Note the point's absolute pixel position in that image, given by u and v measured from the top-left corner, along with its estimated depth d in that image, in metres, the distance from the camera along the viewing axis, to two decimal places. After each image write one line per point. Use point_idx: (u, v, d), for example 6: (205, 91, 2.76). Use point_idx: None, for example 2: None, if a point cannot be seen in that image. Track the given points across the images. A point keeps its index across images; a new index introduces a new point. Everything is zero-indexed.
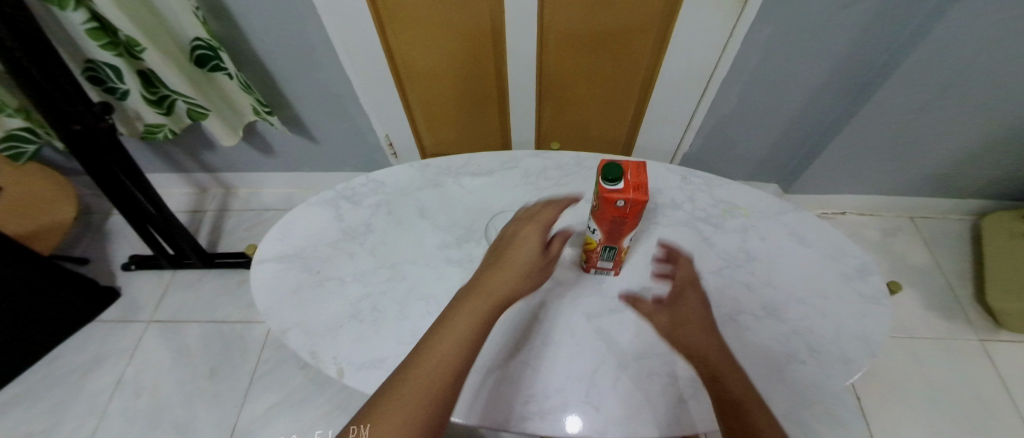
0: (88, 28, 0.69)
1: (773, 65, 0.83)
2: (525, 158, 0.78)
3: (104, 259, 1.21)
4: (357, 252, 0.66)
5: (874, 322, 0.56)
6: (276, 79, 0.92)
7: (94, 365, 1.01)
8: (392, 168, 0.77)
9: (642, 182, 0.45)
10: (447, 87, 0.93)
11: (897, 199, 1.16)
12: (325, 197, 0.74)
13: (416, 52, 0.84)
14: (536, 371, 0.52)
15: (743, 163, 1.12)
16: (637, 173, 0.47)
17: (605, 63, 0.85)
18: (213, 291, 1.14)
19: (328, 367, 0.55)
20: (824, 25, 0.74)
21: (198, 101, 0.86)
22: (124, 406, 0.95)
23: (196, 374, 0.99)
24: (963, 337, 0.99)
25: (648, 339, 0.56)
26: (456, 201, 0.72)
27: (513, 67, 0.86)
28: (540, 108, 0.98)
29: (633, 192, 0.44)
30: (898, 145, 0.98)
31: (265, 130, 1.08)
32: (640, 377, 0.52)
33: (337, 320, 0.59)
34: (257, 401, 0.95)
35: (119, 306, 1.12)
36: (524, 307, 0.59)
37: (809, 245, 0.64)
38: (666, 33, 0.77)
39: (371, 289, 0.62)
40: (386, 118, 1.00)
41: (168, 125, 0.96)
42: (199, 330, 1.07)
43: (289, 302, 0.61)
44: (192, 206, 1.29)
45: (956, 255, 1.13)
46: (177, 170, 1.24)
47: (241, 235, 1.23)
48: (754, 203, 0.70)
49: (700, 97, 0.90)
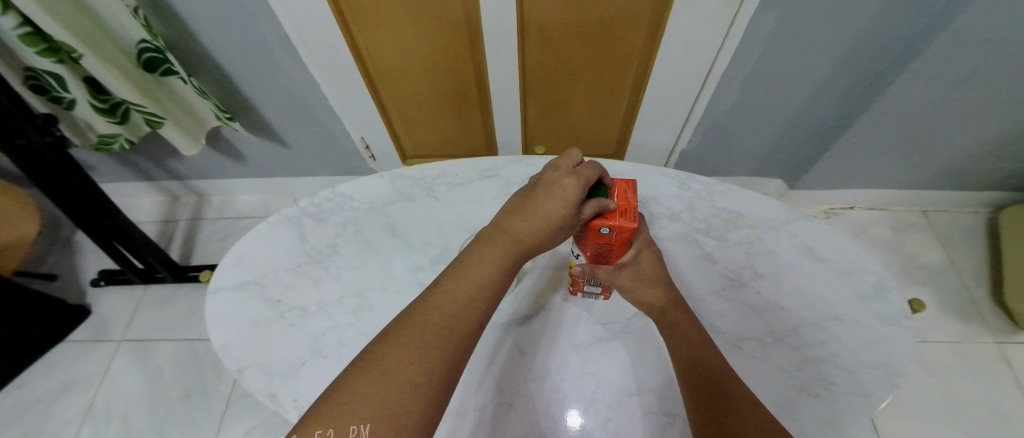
0: (20, 34, 0.61)
1: (779, 56, 0.75)
2: (507, 165, 0.71)
3: (73, 275, 1.15)
4: (322, 277, 0.60)
5: (896, 349, 0.50)
6: (236, 84, 0.84)
7: (65, 389, 0.97)
8: (361, 181, 0.71)
9: (632, 206, 0.39)
10: (423, 87, 0.85)
11: (910, 192, 1.09)
12: (288, 214, 0.68)
13: (385, 50, 0.76)
14: (519, 413, 0.47)
15: (744, 159, 1.05)
16: (627, 194, 0.41)
17: (595, 57, 0.77)
18: (188, 307, 1.09)
19: (288, 412, 0.50)
20: (837, 11, 0.66)
21: (151, 109, 0.78)
22: (96, 434, 0.91)
23: (170, 398, 0.95)
24: (978, 341, 0.93)
25: (643, 371, 0.50)
26: (431, 216, 0.66)
27: (493, 64, 0.78)
28: (526, 106, 0.91)
29: (620, 217, 0.38)
30: (914, 137, 0.90)
31: (232, 135, 1.01)
32: (633, 419, 0.46)
33: (298, 357, 0.53)
34: (234, 425, 0.90)
35: (89, 325, 1.07)
36: (506, 338, 0.54)
37: (820, 260, 0.58)
38: (660, 24, 0.69)
39: (337, 321, 0.56)
40: (359, 121, 0.93)
41: (124, 135, 0.89)
42: (172, 349, 1.02)
43: (246, 337, 0.56)
44: (164, 216, 1.23)
45: (971, 251, 1.06)
46: (145, 178, 1.18)
47: (216, 246, 1.18)
48: (758, 211, 0.63)
49: (699, 91, 0.82)
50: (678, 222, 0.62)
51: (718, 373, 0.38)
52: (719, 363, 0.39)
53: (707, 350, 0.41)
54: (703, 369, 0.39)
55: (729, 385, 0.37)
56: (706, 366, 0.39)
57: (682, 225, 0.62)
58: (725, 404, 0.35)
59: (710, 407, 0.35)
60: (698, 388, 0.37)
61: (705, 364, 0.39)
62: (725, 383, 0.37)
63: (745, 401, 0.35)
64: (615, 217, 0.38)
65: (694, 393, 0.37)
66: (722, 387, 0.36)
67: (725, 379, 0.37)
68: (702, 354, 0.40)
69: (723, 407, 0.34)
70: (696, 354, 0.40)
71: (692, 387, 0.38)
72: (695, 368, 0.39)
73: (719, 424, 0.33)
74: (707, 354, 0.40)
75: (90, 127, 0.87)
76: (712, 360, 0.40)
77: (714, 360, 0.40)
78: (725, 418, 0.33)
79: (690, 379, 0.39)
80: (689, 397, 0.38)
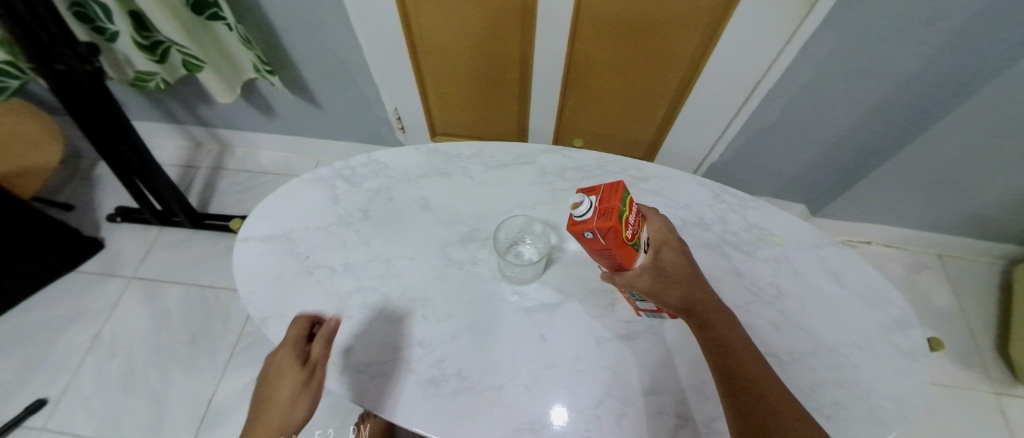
0: None
1: (828, 80, 0.74)
2: (542, 154, 0.70)
3: (89, 208, 1.17)
4: (350, 240, 0.61)
5: (913, 383, 0.50)
6: (279, 38, 0.84)
7: (71, 319, 1.01)
8: (396, 150, 0.71)
9: (614, 206, 0.37)
10: (466, 64, 0.85)
11: (930, 235, 1.09)
12: (321, 174, 0.68)
13: (436, 22, 0.75)
14: (535, 395, 0.49)
15: (770, 180, 1.05)
16: (612, 195, 0.39)
17: (643, 56, 0.76)
18: (200, 254, 1.11)
19: None
20: (897, 45, 0.65)
21: (192, 52, 0.77)
22: (100, 367, 0.95)
23: (175, 341, 0.99)
24: (980, 389, 0.94)
25: (662, 372, 0.50)
26: (463, 193, 0.66)
27: (540, 51, 0.78)
28: (563, 98, 0.91)
29: (599, 221, 0.36)
30: (944, 181, 0.90)
31: (265, 89, 1.01)
32: (647, 415, 0.47)
33: (322, 315, 0.55)
34: (234, 377, 0.95)
35: (101, 260, 1.10)
36: (528, 323, 0.54)
37: (845, 287, 0.58)
38: (716, 32, 0.69)
39: (362, 284, 0.57)
40: (395, 90, 0.93)
41: (162, 74, 0.89)
42: (181, 293, 1.05)
43: (273, 288, 0.57)
44: (185, 161, 1.25)
45: (981, 301, 1.07)
46: (171, 121, 1.18)
47: (233, 198, 1.19)
48: (790, 231, 0.63)
49: (742, 104, 0.82)
50: (709, 232, 0.62)
51: (756, 377, 0.38)
52: (757, 365, 0.39)
53: (745, 353, 0.40)
54: (742, 376, 0.38)
55: (769, 391, 0.37)
56: (744, 371, 0.38)
57: (712, 235, 0.62)
58: (767, 414, 0.35)
59: (751, 417, 0.35)
60: (737, 395, 0.37)
61: (743, 370, 0.38)
62: (766, 389, 0.37)
63: (787, 409, 0.35)
64: (592, 221, 0.36)
65: (734, 400, 0.37)
66: (763, 394, 0.36)
67: (765, 385, 0.37)
68: (739, 356, 0.40)
69: (765, 419, 0.35)
70: (733, 356, 0.40)
71: (730, 394, 0.38)
72: (733, 373, 0.39)
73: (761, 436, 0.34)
74: (744, 356, 0.40)
75: (128, 62, 0.86)
76: (750, 364, 0.39)
77: (755, 367, 0.39)
78: (768, 431, 0.34)
79: (728, 385, 0.38)
80: (727, 404, 0.38)
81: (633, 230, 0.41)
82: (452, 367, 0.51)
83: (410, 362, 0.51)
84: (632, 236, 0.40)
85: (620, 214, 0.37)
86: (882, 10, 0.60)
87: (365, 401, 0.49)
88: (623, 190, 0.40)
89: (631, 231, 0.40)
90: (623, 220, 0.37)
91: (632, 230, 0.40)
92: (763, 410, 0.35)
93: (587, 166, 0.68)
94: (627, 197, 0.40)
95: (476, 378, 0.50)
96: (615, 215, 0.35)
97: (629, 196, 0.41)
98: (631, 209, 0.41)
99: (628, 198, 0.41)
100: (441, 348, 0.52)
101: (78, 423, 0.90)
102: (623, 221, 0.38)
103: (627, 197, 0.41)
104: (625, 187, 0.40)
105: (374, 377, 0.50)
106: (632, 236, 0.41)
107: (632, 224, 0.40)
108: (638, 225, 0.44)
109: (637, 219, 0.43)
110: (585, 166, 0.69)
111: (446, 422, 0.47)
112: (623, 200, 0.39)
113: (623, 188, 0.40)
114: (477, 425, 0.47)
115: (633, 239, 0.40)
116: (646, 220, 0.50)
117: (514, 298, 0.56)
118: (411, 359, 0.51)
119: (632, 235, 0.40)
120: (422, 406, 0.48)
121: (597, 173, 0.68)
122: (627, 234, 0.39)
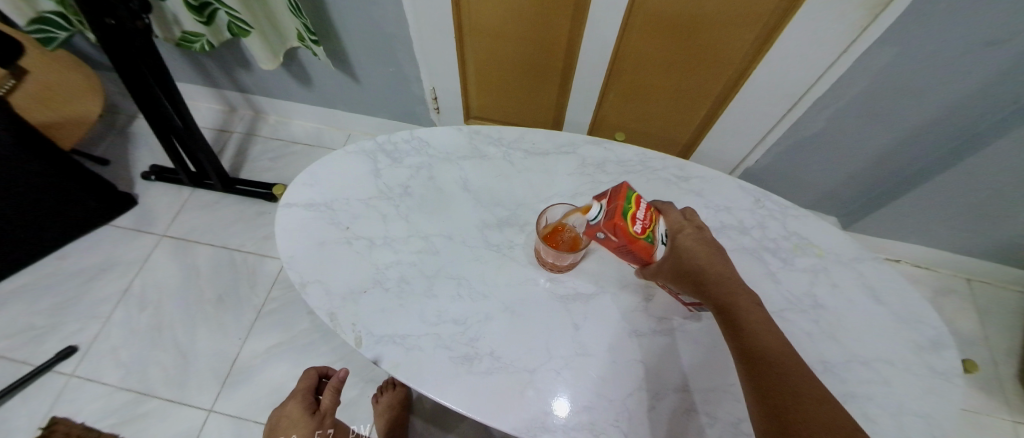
0: None
1: (880, 96, 0.73)
2: (585, 144, 0.70)
3: (124, 164, 1.22)
4: (391, 214, 0.62)
5: (945, 405, 0.50)
6: (325, 10, 0.85)
7: (103, 269, 1.06)
8: (439, 128, 0.71)
9: (617, 205, 0.46)
10: (510, 48, 0.85)
11: (962, 259, 1.08)
12: (364, 146, 0.69)
13: (486, 8, 0.76)
14: (567, 386, 0.48)
15: (804, 190, 1.04)
16: (616, 196, 0.47)
17: (691, 54, 0.75)
18: (230, 217, 1.16)
19: (346, 332, 0.53)
20: (954, 65, 0.63)
21: (241, 16, 0.77)
22: (128, 317, 1.01)
23: (202, 298, 1.04)
24: (996, 416, 0.96)
25: (694, 372, 0.50)
26: (503, 176, 0.66)
27: (587, 42, 0.77)
28: (605, 91, 0.91)
29: (607, 224, 0.46)
30: (984, 206, 0.89)
31: (307, 59, 1.02)
32: (674, 412, 0.47)
33: (361, 284, 0.56)
34: (260, 339, 0.99)
35: (133, 214, 1.15)
36: (562, 310, 0.54)
37: (883, 303, 0.57)
38: (769, 38, 0.67)
39: (401, 257, 0.58)
40: (434, 69, 0.94)
41: (207, 36, 0.90)
42: (209, 253, 1.10)
43: (314, 255, 0.58)
44: (219, 124, 1.29)
45: (1007, 330, 1.06)
46: (209, 84, 1.22)
47: (265, 164, 1.23)
48: (830, 243, 0.63)
49: (787, 111, 0.80)
50: (748, 237, 0.62)
51: (778, 356, 0.37)
52: (779, 346, 0.38)
53: (770, 337, 0.39)
54: (763, 358, 0.37)
55: (790, 370, 0.36)
56: (763, 349, 0.38)
57: (750, 240, 0.62)
58: (788, 395, 0.34)
59: (771, 398, 0.34)
60: (756, 374, 0.36)
61: (762, 349, 0.38)
62: (789, 370, 0.36)
63: (808, 389, 0.34)
64: (602, 224, 0.47)
65: (752, 379, 0.37)
66: (782, 374, 0.35)
67: (785, 364, 0.36)
68: (759, 336, 0.39)
69: (782, 398, 0.34)
70: (753, 337, 0.39)
71: (749, 375, 0.37)
72: (752, 351, 0.38)
73: (778, 417, 0.33)
74: (765, 337, 0.39)
75: (177, 22, 0.89)
76: (772, 344, 0.38)
77: (781, 350, 0.38)
78: (787, 409, 0.33)
79: (746, 364, 0.38)
80: (747, 386, 0.37)
81: (646, 225, 0.48)
82: (487, 347, 0.51)
83: (445, 338, 0.51)
84: (646, 230, 0.48)
85: (624, 212, 0.46)
86: (949, 29, 0.58)
87: (399, 373, 0.49)
88: (629, 191, 0.48)
89: (643, 225, 0.47)
90: (627, 217, 0.45)
91: (643, 224, 0.48)
92: (782, 390, 0.34)
93: (628, 160, 0.69)
94: (634, 196, 0.48)
95: (508, 360, 0.50)
96: (614, 214, 0.45)
97: (637, 197, 0.49)
98: (642, 207, 0.49)
99: (636, 197, 0.48)
100: (476, 327, 0.52)
101: (105, 371, 0.94)
102: (629, 217, 0.46)
103: (636, 197, 0.49)
104: (630, 187, 0.48)
105: (409, 350, 0.51)
106: (647, 230, 0.48)
107: (643, 219, 0.48)
108: (653, 220, 0.50)
109: (651, 215, 0.50)
110: (625, 160, 0.69)
111: (476, 399, 0.47)
112: (628, 198, 0.47)
113: (629, 188, 0.48)
114: (508, 405, 0.47)
115: (643, 231, 0.47)
116: (663, 214, 0.53)
117: (548, 284, 0.56)
118: (446, 335, 0.52)
119: (644, 229, 0.47)
120: (452, 383, 0.48)
121: (638, 167, 0.68)
122: (637, 228, 0.47)
